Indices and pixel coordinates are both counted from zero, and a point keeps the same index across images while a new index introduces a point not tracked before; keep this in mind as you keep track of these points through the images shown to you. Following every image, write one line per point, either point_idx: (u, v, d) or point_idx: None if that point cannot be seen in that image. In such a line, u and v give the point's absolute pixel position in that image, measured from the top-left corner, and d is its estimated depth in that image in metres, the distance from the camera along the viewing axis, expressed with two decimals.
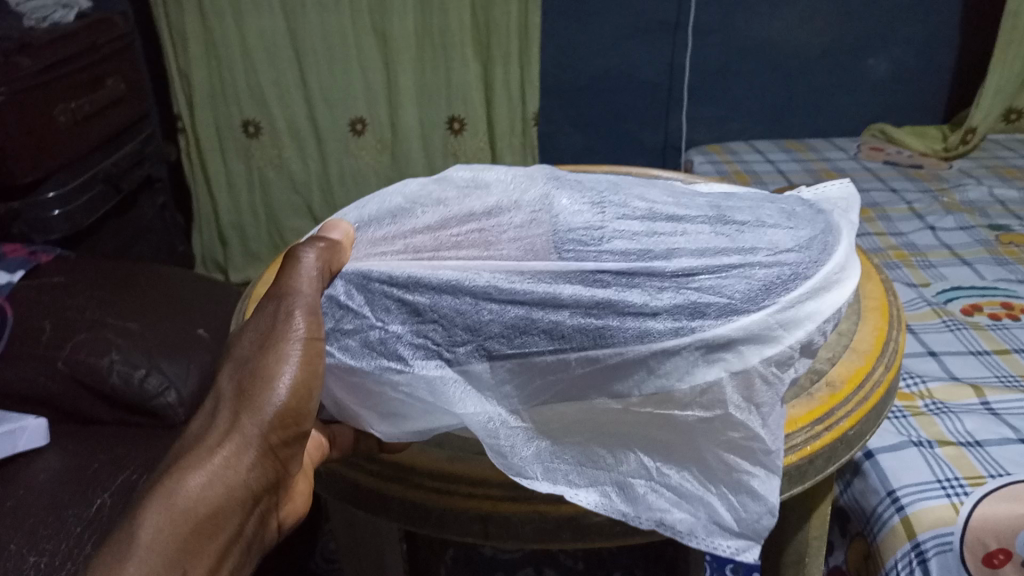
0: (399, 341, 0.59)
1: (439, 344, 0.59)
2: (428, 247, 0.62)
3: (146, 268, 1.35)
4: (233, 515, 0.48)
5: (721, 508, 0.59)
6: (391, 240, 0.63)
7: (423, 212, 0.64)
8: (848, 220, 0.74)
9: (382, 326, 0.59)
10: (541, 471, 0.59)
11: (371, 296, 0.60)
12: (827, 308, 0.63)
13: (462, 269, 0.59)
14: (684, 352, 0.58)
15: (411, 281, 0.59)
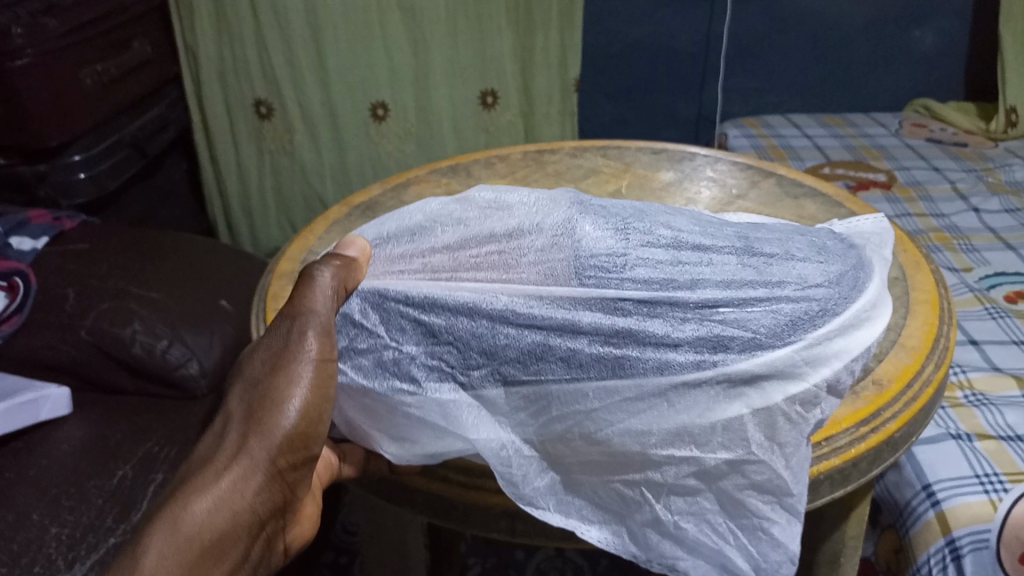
0: (413, 362, 0.57)
1: (453, 367, 0.57)
2: (446, 267, 0.59)
3: (170, 236, 1.34)
4: (239, 541, 0.48)
5: (737, 557, 0.56)
6: (408, 258, 0.60)
7: (443, 232, 0.61)
8: (882, 256, 0.71)
9: (396, 347, 0.57)
10: (554, 503, 0.58)
11: (386, 315, 0.58)
12: (855, 346, 0.60)
13: (481, 290, 0.57)
14: (705, 386, 0.55)
15: (428, 302, 0.57)
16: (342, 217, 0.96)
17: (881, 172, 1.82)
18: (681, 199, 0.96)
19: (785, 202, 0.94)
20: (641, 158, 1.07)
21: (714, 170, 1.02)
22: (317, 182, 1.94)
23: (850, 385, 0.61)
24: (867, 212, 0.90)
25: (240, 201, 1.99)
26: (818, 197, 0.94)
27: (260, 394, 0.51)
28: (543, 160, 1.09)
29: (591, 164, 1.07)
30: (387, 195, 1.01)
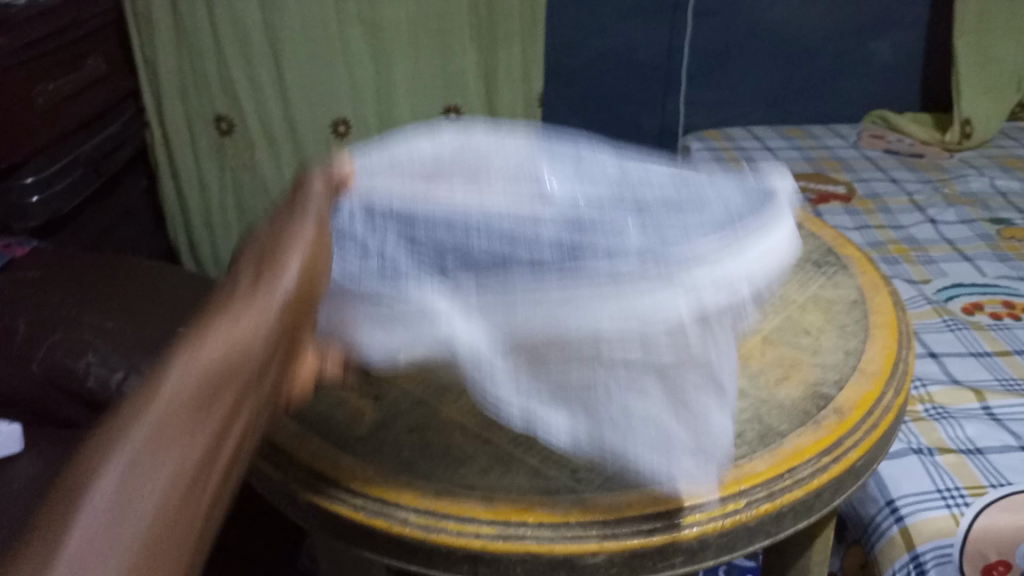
0: (382, 258, 0.54)
1: (423, 261, 0.53)
2: (417, 194, 0.59)
3: (126, 262, 1.31)
4: (246, 392, 0.40)
5: (680, 431, 0.47)
6: (382, 181, 0.60)
7: (417, 160, 0.62)
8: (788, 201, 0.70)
9: (367, 248, 0.55)
10: (507, 386, 0.48)
11: (366, 225, 0.56)
12: (777, 247, 0.56)
13: (450, 215, 0.57)
14: (656, 265, 0.50)
15: (403, 218, 0.57)
16: None
17: (841, 184, 1.84)
18: None
19: None
20: None
21: None
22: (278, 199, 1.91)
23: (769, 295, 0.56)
24: (826, 232, 0.91)
25: (201, 217, 1.94)
26: (779, 217, 0.95)
27: (237, 287, 0.45)
28: None
29: None
30: None
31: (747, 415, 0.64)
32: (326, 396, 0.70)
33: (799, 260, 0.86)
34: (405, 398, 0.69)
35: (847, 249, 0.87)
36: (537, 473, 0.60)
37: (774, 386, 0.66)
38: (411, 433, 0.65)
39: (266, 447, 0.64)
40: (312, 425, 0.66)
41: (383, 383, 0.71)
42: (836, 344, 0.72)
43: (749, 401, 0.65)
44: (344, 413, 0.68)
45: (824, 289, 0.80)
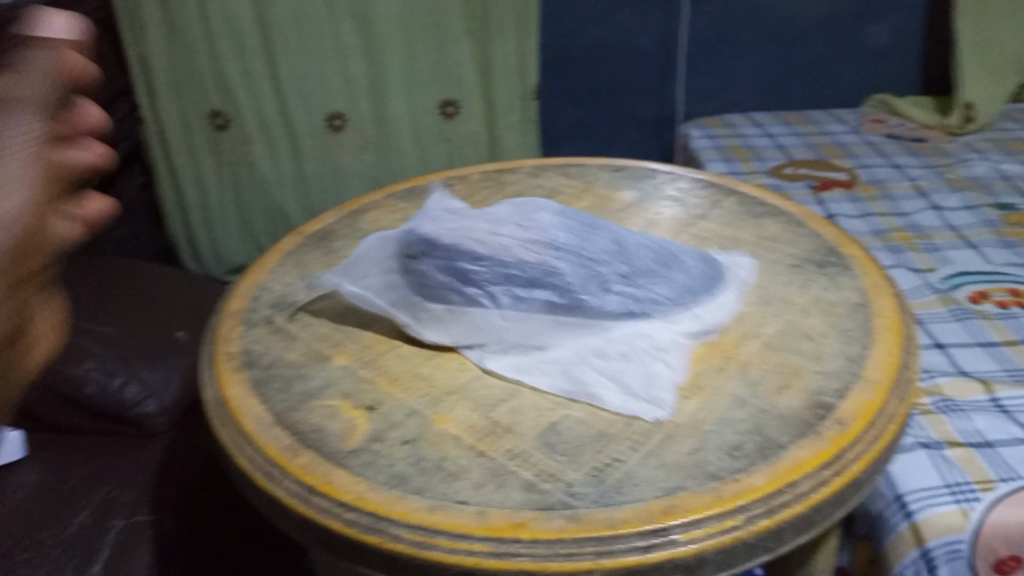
0: (446, 279, 0.72)
1: (478, 283, 0.72)
2: (475, 230, 0.74)
3: (122, 266, 1.29)
4: None
5: (626, 384, 0.67)
6: (446, 222, 0.75)
7: (473, 214, 0.77)
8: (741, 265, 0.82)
9: (439, 270, 0.72)
10: (504, 354, 0.72)
11: (434, 252, 0.73)
12: (715, 318, 0.75)
13: (500, 246, 0.73)
14: (625, 305, 0.72)
15: (462, 251, 0.72)
16: (295, 248, 0.93)
17: (843, 171, 1.82)
18: (642, 219, 0.95)
19: (746, 221, 0.93)
20: (601, 177, 1.06)
21: (675, 189, 1.01)
22: (276, 194, 1.89)
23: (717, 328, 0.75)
24: (828, 231, 0.89)
25: (200, 212, 1.93)
26: (780, 214, 0.93)
27: None
28: (502, 181, 1.06)
29: (551, 184, 1.05)
30: (342, 221, 0.98)
31: (746, 425, 0.64)
32: (322, 407, 0.68)
33: (801, 260, 0.84)
34: (401, 409, 0.68)
35: (850, 248, 0.86)
36: (533, 486, 0.59)
37: (774, 394, 0.67)
38: (406, 445, 0.64)
39: (262, 461, 0.63)
40: (307, 436, 0.65)
41: (379, 393, 0.70)
42: (836, 351, 0.71)
43: (746, 411, 0.65)
44: (340, 424, 0.66)
45: (825, 291, 0.79)
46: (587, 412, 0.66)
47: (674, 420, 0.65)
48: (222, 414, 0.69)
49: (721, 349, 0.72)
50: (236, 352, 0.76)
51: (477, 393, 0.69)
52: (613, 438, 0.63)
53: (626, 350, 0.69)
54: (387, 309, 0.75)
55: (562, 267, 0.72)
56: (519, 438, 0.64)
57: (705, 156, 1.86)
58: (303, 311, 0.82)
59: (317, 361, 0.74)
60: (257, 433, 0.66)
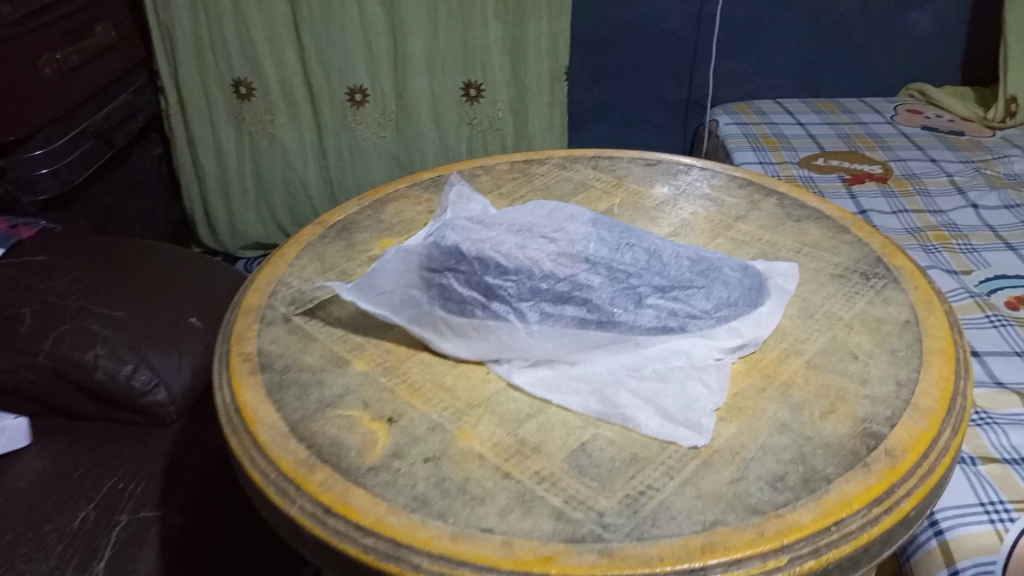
0: (470, 292, 0.68)
1: (508, 297, 0.68)
2: (498, 239, 0.69)
3: (137, 248, 1.26)
4: None
5: (666, 405, 0.64)
6: (466, 230, 0.70)
7: (493, 221, 0.72)
8: (779, 274, 0.78)
9: (461, 283, 0.68)
10: (533, 375, 0.68)
11: (456, 263, 0.68)
12: (757, 331, 0.70)
13: (527, 258, 0.68)
14: (661, 319, 0.68)
15: (485, 262, 0.67)
16: (314, 239, 0.89)
17: (877, 164, 1.76)
18: (676, 220, 0.90)
19: (786, 225, 0.88)
20: (634, 171, 1.01)
21: (710, 187, 0.96)
22: (298, 164, 1.85)
23: (759, 341, 0.70)
24: (873, 238, 0.85)
25: (218, 184, 1.90)
26: (822, 219, 0.89)
27: None
28: (530, 173, 1.02)
29: (580, 178, 1.01)
30: (363, 212, 0.94)
31: (789, 454, 0.60)
32: (340, 417, 0.65)
33: (845, 271, 0.80)
34: (423, 421, 0.65)
35: (898, 259, 0.81)
36: (561, 515, 0.56)
37: (819, 420, 0.62)
38: (428, 463, 0.61)
39: (277, 476, 0.60)
40: (324, 450, 0.62)
41: (400, 403, 0.66)
42: (886, 373, 0.66)
43: (789, 437, 0.61)
44: (357, 437, 0.63)
45: (871, 307, 0.75)
46: (618, 433, 0.63)
47: (712, 445, 0.61)
48: (236, 421, 0.66)
49: (762, 367, 0.68)
50: (251, 352, 0.73)
51: (502, 407, 0.66)
52: (647, 463, 0.60)
53: (663, 370, 0.66)
54: (408, 323, 0.71)
55: (593, 282, 0.68)
56: (547, 459, 0.61)
57: (734, 144, 1.81)
58: (321, 308, 0.78)
59: (335, 366, 0.71)
60: (271, 445, 0.62)
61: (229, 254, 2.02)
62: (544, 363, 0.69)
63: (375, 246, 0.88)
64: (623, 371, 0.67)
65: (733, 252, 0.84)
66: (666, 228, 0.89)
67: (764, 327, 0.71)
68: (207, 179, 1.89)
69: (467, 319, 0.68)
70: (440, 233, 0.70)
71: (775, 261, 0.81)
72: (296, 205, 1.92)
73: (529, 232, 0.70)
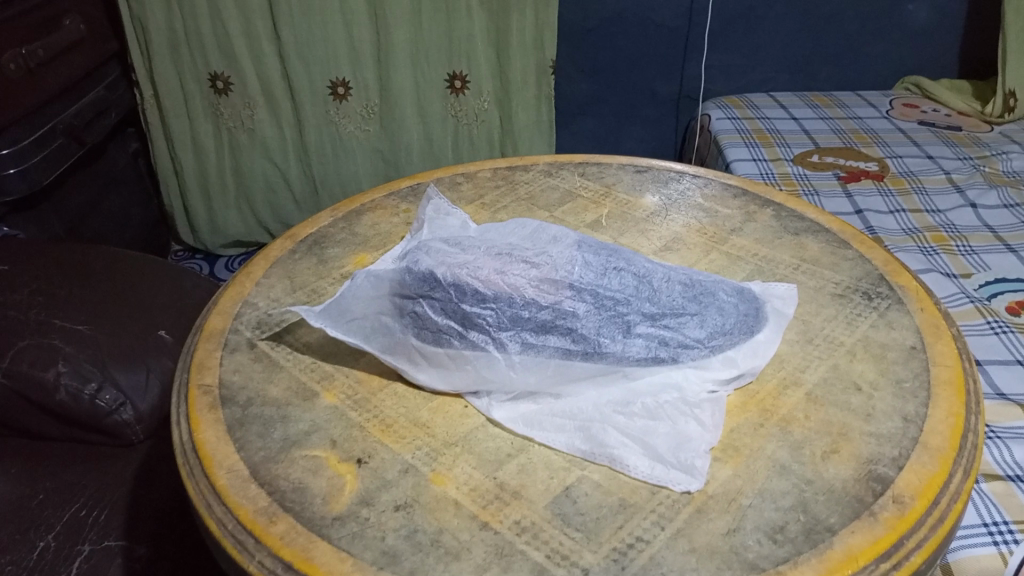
0: (445, 321, 0.64)
1: (487, 326, 0.63)
2: (476, 262, 0.64)
3: (104, 257, 1.20)
4: None
5: (657, 444, 0.59)
6: (442, 255, 0.65)
7: (470, 245, 0.67)
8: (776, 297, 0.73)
9: (437, 311, 0.64)
10: (512, 408, 0.64)
11: (431, 289, 0.64)
12: (755, 361, 0.65)
13: (507, 284, 0.63)
14: (651, 349, 0.64)
15: (463, 290, 0.63)
16: (284, 255, 0.84)
17: (873, 161, 1.72)
18: (667, 232, 0.86)
19: (783, 240, 0.83)
20: (623, 179, 0.96)
21: (703, 196, 0.92)
22: (279, 160, 1.79)
23: (756, 371, 0.65)
24: (875, 254, 0.80)
25: (197, 180, 1.84)
26: (821, 232, 0.84)
27: None
28: (513, 180, 0.97)
29: (567, 186, 0.96)
30: (337, 224, 0.89)
31: (789, 501, 0.55)
32: (305, 458, 0.60)
33: (846, 289, 0.76)
34: (396, 463, 0.60)
35: (902, 276, 0.77)
36: (542, 572, 0.51)
37: (820, 461, 0.58)
38: (399, 511, 0.56)
39: (234, 528, 0.55)
40: (287, 497, 0.57)
41: (370, 441, 0.62)
42: (891, 408, 0.62)
43: (789, 482, 0.57)
44: (323, 481, 0.58)
45: (874, 331, 0.70)
46: (605, 476, 0.58)
47: (706, 490, 0.57)
48: (193, 463, 0.61)
49: (760, 400, 0.64)
50: (212, 384, 0.68)
51: (481, 446, 0.61)
52: (636, 511, 0.55)
53: (653, 406, 0.62)
54: (380, 352, 0.66)
55: (578, 310, 0.63)
56: (528, 507, 0.56)
57: (727, 140, 1.76)
58: (289, 333, 0.73)
59: (302, 399, 0.66)
60: (230, 491, 0.58)
61: (210, 253, 1.96)
62: (526, 396, 0.64)
63: (349, 262, 0.83)
64: (610, 407, 0.62)
65: (727, 269, 0.79)
66: (657, 242, 0.84)
67: (762, 356, 0.66)
68: (185, 175, 1.83)
69: (443, 349, 0.64)
70: (414, 257, 0.66)
71: (771, 281, 0.76)
72: (277, 202, 1.85)
73: (509, 255, 0.65)
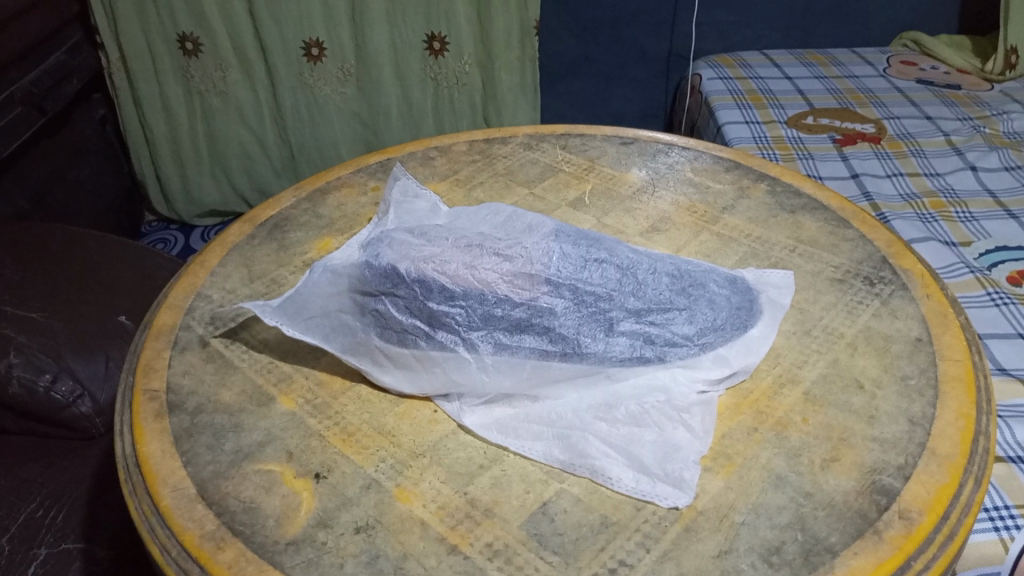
0: (410, 321, 0.59)
1: (458, 326, 0.58)
2: (443, 255, 0.59)
3: (60, 237, 1.14)
4: None
5: (643, 454, 0.54)
6: (408, 248, 0.60)
7: (439, 236, 0.62)
8: (771, 288, 0.67)
9: (401, 310, 0.59)
10: (483, 412, 0.59)
11: (394, 285, 0.59)
12: (748, 359, 0.60)
13: (478, 279, 0.58)
14: (635, 349, 0.59)
15: (430, 287, 0.58)
16: (243, 240, 0.78)
17: (870, 122, 1.65)
18: (655, 211, 0.80)
19: (779, 218, 0.78)
20: (608, 152, 0.90)
21: (692, 170, 0.86)
22: (254, 126, 1.66)
23: (749, 369, 0.60)
24: (877, 234, 0.75)
25: (169, 147, 1.71)
26: (818, 209, 0.78)
27: None
28: (491, 154, 0.91)
29: (548, 160, 0.89)
30: (301, 205, 0.83)
31: (786, 517, 0.50)
32: (258, 473, 0.55)
33: (846, 274, 0.70)
34: (357, 478, 0.55)
35: (906, 258, 0.71)
36: None
37: (819, 471, 0.53)
38: (359, 534, 0.51)
39: (178, 555, 0.50)
40: (236, 519, 0.52)
41: (330, 453, 0.57)
42: (896, 409, 0.57)
43: (785, 495, 0.52)
44: (277, 500, 0.53)
45: (877, 321, 0.65)
46: (586, 489, 0.53)
47: (695, 505, 0.52)
48: (136, 479, 0.55)
49: (754, 401, 0.59)
50: (159, 389, 0.62)
51: (450, 457, 0.56)
52: (619, 531, 0.50)
53: (638, 411, 0.57)
54: (340, 353, 0.60)
55: (556, 306, 0.58)
56: (501, 526, 0.51)
57: (719, 102, 1.69)
58: (245, 329, 0.68)
59: (258, 405, 0.61)
60: (174, 513, 0.52)
61: (185, 223, 1.85)
62: (500, 400, 0.59)
63: (312, 248, 0.77)
64: (591, 413, 0.57)
65: (719, 252, 0.74)
66: (644, 222, 0.78)
67: (756, 354, 0.61)
68: (156, 142, 1.70)
69: (409, 350, 0.59)
70: (375, 250, 0.61)
71: (767, 267, 0.71)
72: (254, 169, 1.73)
73: (479, 247, 0.60)
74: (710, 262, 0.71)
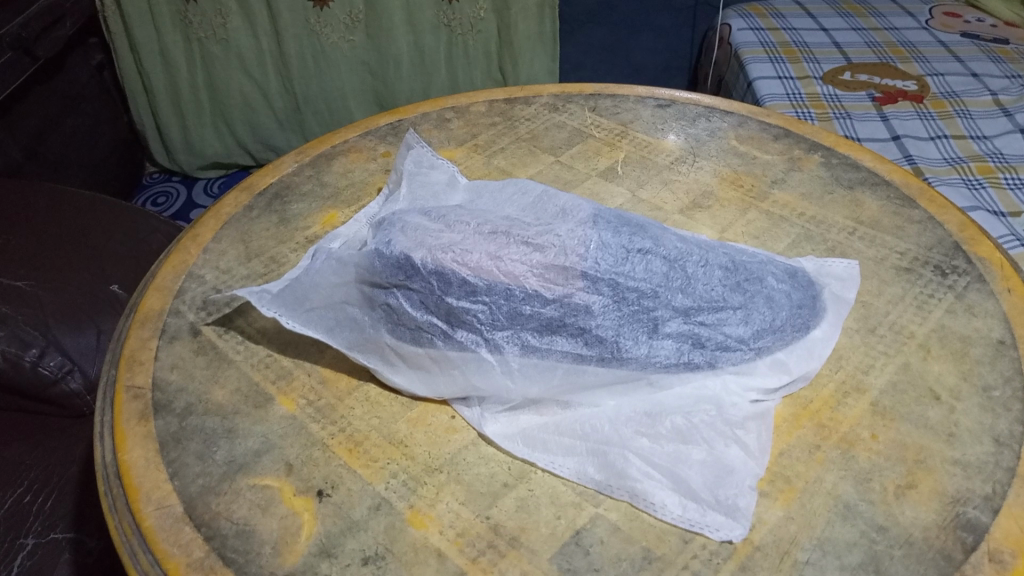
0: (425, 317, 0.52)
1: (480, 324, 0.52)
2: (464, 245, 0.52)
3: (46, 198, 1.06)
4: None
5: (690, 475, 0.47)
6: (425, 235, 0.53)
7: (461, 221, 0.54)
8: (834, 282, 0.60)
9: (416, 304, 0.52)
10: (504, 420, 0.52)
11: (410, 277, 0.52)
12: (809, 366, 0.54)
13: (505, 273, 0.51)
14: (682, 354, 0.52)
15: (450, 280, 0.51)
16: (239, 212, 0.71)
17: (912, 79, 1.53)
18: (695, 183, 0.72)
19: (835, 195, 0.70)
20: (641, 115, 0.82)
21: (735, 138, 0.77)
22: (257, 75, 1.57)
23: (810, 375, 0.54)
24: (947, 216, 0.66)
25: (169, 96, 1.62)
26: (879, 186, 0.70)
27: None
28: (512, 116, 0.82)
29: (575, 123, 0.81)
30: (304, 172, 0.75)
31: (857, 557, 0.44)
32: (253, 489, 0.49)
33: (914, 261, 0.63)
34: (365, 497, 0.48)
35: (982, 246, 0.63)
36: None
37: (894, 501, 0.46)
38: (367, 567, 0.45)
39: None
40: (228, 545, 0.46)
41: (334, 466, 0.50)
42: (978, 426, 0.50)
43: (855, 529, 0.45)
44: (275, 523, 0.47)
45: (951, 319, 0.57)
46: (625, 516, 0.47)
47: (752, 538, 0.45)
48: (115, 492, 0.49)
49: (814, 412, 0.52)
50: (144, 386, 0.55)
51: (470, 474, 0.49)
52: (665, 568, 0.44)
53: (685, 426, 0.50)
54: (346, 349, 0.54)
55: (592, 304, 0.51)
56: (529, 559, 0.45)
57: (749, 55, 1.58)
58: (240, 316, 0.61)
59: (254, 407, 0.54)
60: (157, 535, 0.46)
61: (186, 175, 1.76)
62: (525, 407, 0.52)
63: (316, 222, 0.69)
64: (631, 426, 0.50)
65: (769, 234, 0.66)
66: (683, 197, 0.71)
67: (821, 359, 0.54)
68: (155, 90, 1.61)
69: (423, 349, 0.53)
70: (386, 235, 0.54)
71: (828, 256, 0.63)
72: (257, 120, 1.64)
73: (506, 235, 0.53)
74: (765, 250, 0.63)
